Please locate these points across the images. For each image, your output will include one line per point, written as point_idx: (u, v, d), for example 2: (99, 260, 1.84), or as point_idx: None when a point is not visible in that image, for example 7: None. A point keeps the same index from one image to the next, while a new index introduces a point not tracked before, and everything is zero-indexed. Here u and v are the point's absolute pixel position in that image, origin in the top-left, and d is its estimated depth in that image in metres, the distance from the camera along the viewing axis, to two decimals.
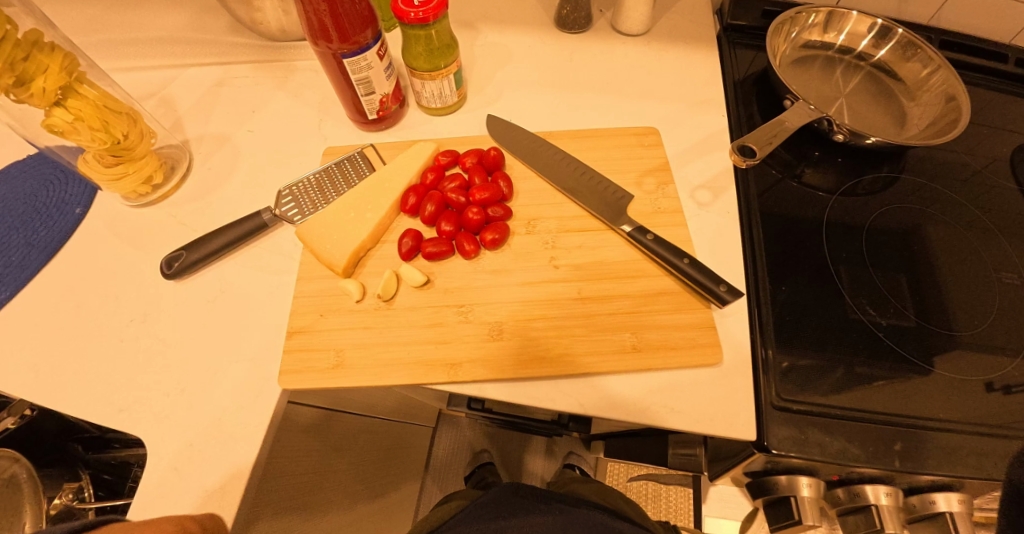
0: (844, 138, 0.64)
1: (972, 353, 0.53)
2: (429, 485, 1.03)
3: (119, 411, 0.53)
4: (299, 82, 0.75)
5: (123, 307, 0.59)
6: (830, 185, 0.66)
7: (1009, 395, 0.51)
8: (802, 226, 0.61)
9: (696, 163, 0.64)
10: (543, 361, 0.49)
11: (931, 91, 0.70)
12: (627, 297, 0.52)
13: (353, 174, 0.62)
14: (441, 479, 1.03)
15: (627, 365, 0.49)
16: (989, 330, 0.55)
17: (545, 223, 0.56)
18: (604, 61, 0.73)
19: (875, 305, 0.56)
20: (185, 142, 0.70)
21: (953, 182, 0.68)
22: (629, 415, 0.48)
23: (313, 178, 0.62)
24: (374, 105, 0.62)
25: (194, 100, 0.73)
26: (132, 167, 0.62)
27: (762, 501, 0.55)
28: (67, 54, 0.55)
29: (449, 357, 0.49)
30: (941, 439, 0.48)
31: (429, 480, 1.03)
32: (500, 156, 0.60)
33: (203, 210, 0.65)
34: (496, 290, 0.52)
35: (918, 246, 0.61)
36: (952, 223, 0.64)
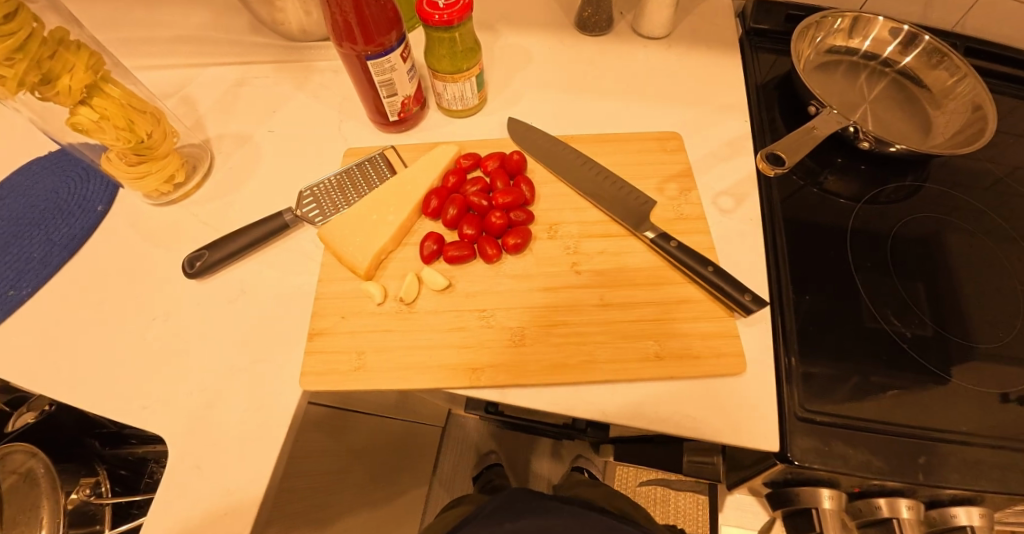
0: (869, 145, 0.63)
1: (997, 366, 0.53)
2: (437, 489, 0.97)
3: (141, 409, 0.53)
4: (318, 83, 0.75)
5: (146, 306, 0.59)
6: (854, 192, 0.65)
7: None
8: (824, 234, 0.60)
9: (718, 169, 0.63)
10: (564, 368, 0.49)
11: (957, 98, 0.69)
12: (649, 304, 0.52)
13: (374, 175, 0.61)
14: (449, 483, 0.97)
15: (650, 373, 0.49)
16: (1013, 342, 0.55)
17: (567, 228, 0.56)
18: (624, 64, 0.72)
19: (899, 315, 0.55)
20: (206, 141, 0.70)
21: (976, 191, 0.67)
22: (652, 423, 0.48)
23: (334, 179, 0.62)
24: (395, 107, 0.62)
25: (215, 99, 0.74)
26: (155, 165, 0.62)
27: (782, 512, 0.54)
28: (93, 53, 0.55)
29: (472, 362, 0.49)
30: (965, 452, 0.47)
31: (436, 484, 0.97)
32: (523, 160, 0.59)
33: (225, 209, 0.65)
34: (518, 295, 0.52)
35: (940, 255, 0.61)
36: (977, 232, 0.63)
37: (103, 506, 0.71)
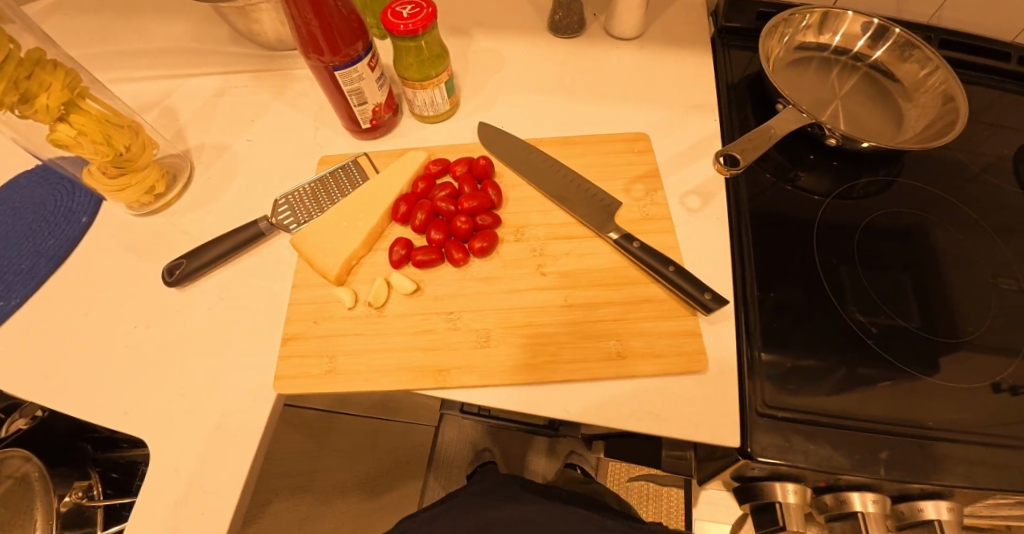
0: (837, 142, 0.63)
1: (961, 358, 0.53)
2: (431, 482, 0.95)
3: (124, 414, 0.55)
4: (295, 91, 0.76)
5: (129, 314, 0.61)
6: (825, 189, 0.65)
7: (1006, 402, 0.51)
8: (794, 230, 0.61)
9: (686, 169, 0.64)
10: (530, 368, 0.50)
11: (928, 91, 0.69)
12: (614, 304, 0.53)
13: (346, 182, 0.63)
14: (445, 478, 0.94)
15: (613, 372, 0.50)
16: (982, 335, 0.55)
17: (533, 230, 0.57)
18: (596, 65, 0.73)
19: (866, 312, 0.56)
20: (186, 151, 0.72)
21: (952, 185, 0.67)
22: (615, 421, 0.49)
23: (308, 186, 0.63)
24: (367, 114, 0.63)
25: (195, 110, 0.75)
26: (135, 177, 0.64)
27: (750, 505, 0.55)
28: (69, 71, 0.56)
29: (439, 364, 0.51)
30: (930, 447, 0.48)
31: (432, 477, 0.96)
32: (490, 164, 0.60)
33: (204, 218, 0.67)
34: (485, 297, 0.53)
35: (915, 252, 0.61)
36: (951, 227, 0.63)
37: (96, 508, 0.73)
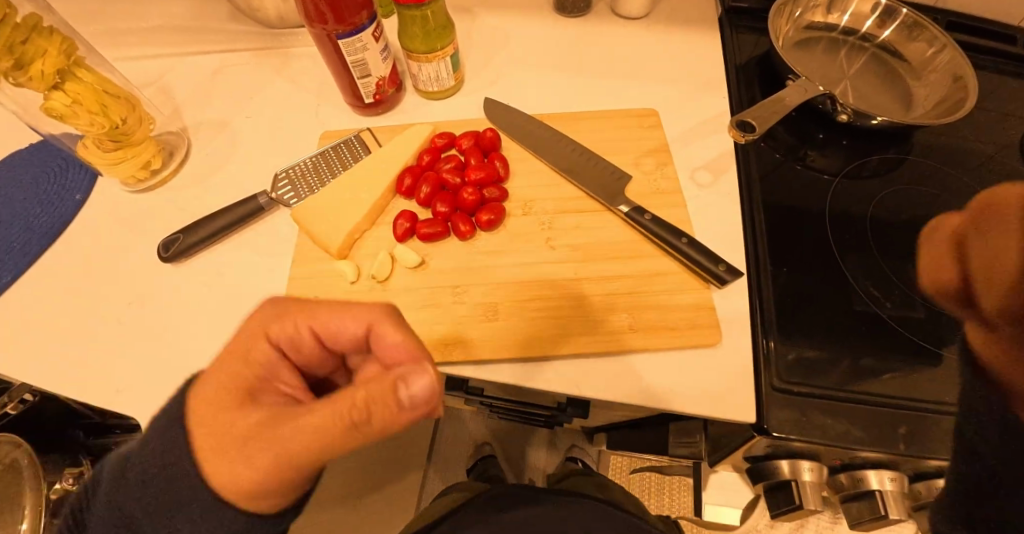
0: (848, 118, 0.62)
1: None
2: (431, 477, 0.94)
3: (117, 392, 0.53)
4: (296, 69, 0.75)
5: (123, 291, 0.59)
6: (836, 168, 0.65)
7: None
8: (805, 208, 0.60)
9: (695, 145, 0.63)
10: (538, 342, 0.48)
11: (938, 70, 0.68)
12: (625, 278, 0.52)
13: (349, 157, 0.61)
14: (445, 470, 0.95)
15: (624, 345, 0.48)
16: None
17: (541, 204, 0.56)
18: (602, 44, 0.72)
19: (881, 289, 0.54)
20: (184, 128, 0.70)
21: (962, 167, 0.66)
22: (627, 395, 0.47)
23: (309, 161, 0.61)
24: (370, 88, 0.62)
25: (193, 87, 0.74)
26: (131, 151, 0.62)
27: (763, 486, 0.54)
28: (66, 39, 0.55)
29: (445, 338, 0.49)
30: (951, 423, 0.46)
31: (431, 472, 0.94)
32: (496, 137, 0.59)
33: (201, 195, 0.65)
34: (492, 270, 0.52)
35: (928, 232, 0.60)
36: (962, 207, 0.62)
37: None
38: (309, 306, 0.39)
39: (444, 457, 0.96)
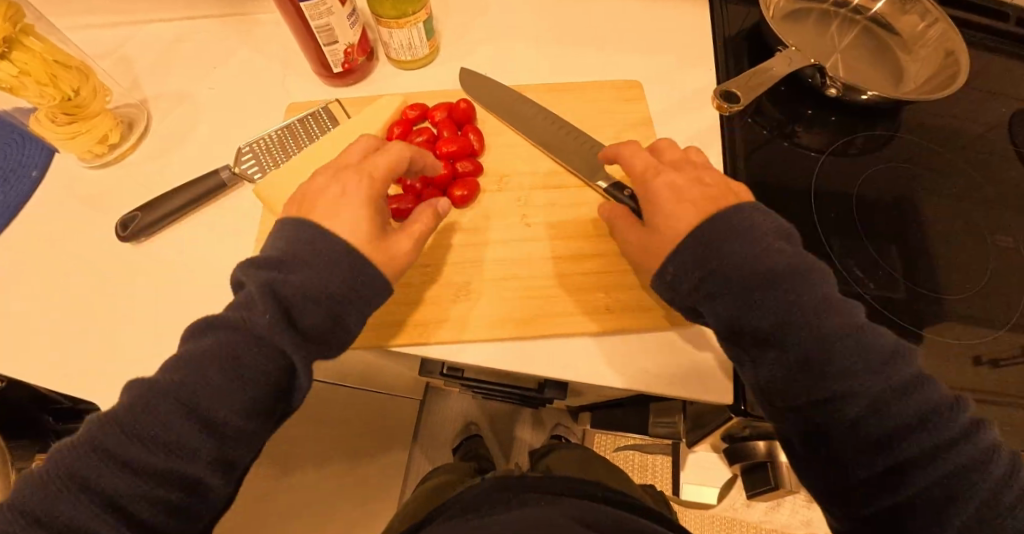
0: (838, 93, 0.61)
1: (954, 313, 0.52)
2: (418, 453, 0.96)
3: (75, 378, 0.50)
4: (263, 36, 0.71)
5: (81, 271, 0.56)
6: (823, 144, 0.63)
7: (994, 371, 0.48)
8: (790, 187, 0.58)
9: (679, 119, 0.61)
10: (511, 322, 0.47)
11: (930, 45, 0.66)
12: (603, 257, 0.50)
13: (315, 130, 0.58)
14: (431, 448, 0.97)
15: (599, 326, 0.47)
16: (982, 294, 0.53)
17: (517, 179, 0.54)
18: (585, 12, 0.69)
19: (863, 267, 0.53)
20: (144, 101, 0.67)
21: (950, 145, 0.65)
22: (604, 378, 0.46)
23: (275, 134, 0.58)
24: (338, 56, 0.58)
25: (155, 58, 0.70)
26: (85, 125, 0.59)
27: (740, 468, 0.54)
28: (12, 4, 0.51)
29: (416, 319, 0.47)
30: None
31: (418, 449, 0.96)
32: (471, 108, 0.56)
33: (163, 170, 0.62)
34: (465, 249, 0.50)
35: (914, 213, 0.59)
36: (946, 186, 0.61)
37: None
38: (356, 166, 0.46)
39: (430, 434, 0.97)
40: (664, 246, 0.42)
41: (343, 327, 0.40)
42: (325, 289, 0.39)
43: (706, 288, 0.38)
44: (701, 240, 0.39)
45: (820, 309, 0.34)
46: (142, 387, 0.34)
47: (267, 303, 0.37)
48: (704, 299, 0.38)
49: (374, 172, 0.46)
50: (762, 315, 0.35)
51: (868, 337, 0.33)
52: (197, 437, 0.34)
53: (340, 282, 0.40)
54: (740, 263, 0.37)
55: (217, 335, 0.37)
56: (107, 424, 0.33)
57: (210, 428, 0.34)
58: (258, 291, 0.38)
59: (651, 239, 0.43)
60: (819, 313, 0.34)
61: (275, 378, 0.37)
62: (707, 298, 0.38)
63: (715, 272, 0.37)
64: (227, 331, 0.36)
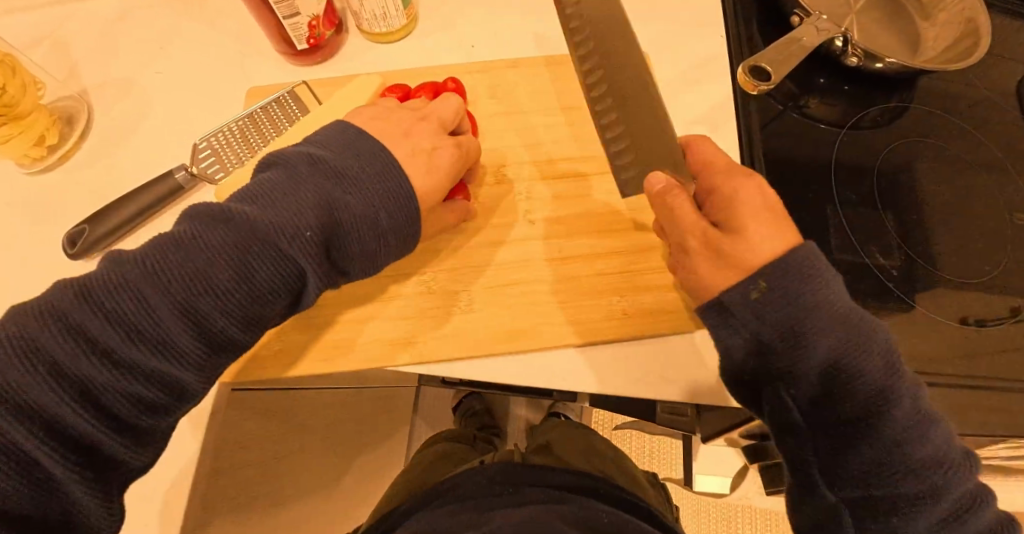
0: (857, 61, 0.55)
1: (973, 299, 0.49)
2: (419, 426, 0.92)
3: None
4: (214, 8, 0.62)
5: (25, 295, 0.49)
6: (837, 119, 0.57)
7: (982, 329, 0.47)
8: (807, 166, 0.54)
9: (688, 94, 0.56)
10: (516, 333, 0.43)
11: (949, 9, 0.60)
12: (616, 255, 0.45)
13: (282, 118, 0.51)
14: (433, 419, 0.94)
15: (614, 334, 0.43)
16: (1002, 276, 0.50)
17: (516, 170, 0.49)
18: None
19: (886, 251, 0.50)
20: (83, 91, 0.58)
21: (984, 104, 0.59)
22: (621, 390, 0.42)
23: (236, 126, 0.51)
24: (301, 31, 0.51)
25: (90, 39, 0.61)
26: (17, 126, 0.50)
27: (758, 464, 0.52)
28: None
29: (412, 335, 0.43)
30: (946, 396, 0.44)
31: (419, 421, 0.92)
32: (460, 89, 0.49)
33: (110, 172, 0.54)
34: (463, 253, 0.46)
35: (942, 184, 0.54)
36: (975, 153, 0.57)
37: None
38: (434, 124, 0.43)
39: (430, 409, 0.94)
40: (747, 262, 0.33)
41: (372, 258, 0.38)
42: (374, 219, 0.36)
43: (796, 327, 0.30)
44: (793, 274, 0.30)
45: (833, 320, 0.30)
46: (145, 269, 0.31)
47: (311, 215, 0.34)
48: (781, 338, 0.30)
49: (411, 127, 0.42)
50: (850, 368, 0.30)
51: (881, 361, 0.30)
52: (190, 340, 0.32)
53: (388, 220, 0.37)
54: (831, 306, 0.30)
55: (233, 230, 0.33)
56: (82, 299, 0.30)
57: (201, 333, 0.32)
58: (312, 203, 0.34)
59: (723, 242, 0.34)
60: (829, 325, 0.30)
61: (283, 297, 0.35)
62: (792, 341, 0.30)
63: (815, 313, 0.30)
64: (242, 231, 0.33)
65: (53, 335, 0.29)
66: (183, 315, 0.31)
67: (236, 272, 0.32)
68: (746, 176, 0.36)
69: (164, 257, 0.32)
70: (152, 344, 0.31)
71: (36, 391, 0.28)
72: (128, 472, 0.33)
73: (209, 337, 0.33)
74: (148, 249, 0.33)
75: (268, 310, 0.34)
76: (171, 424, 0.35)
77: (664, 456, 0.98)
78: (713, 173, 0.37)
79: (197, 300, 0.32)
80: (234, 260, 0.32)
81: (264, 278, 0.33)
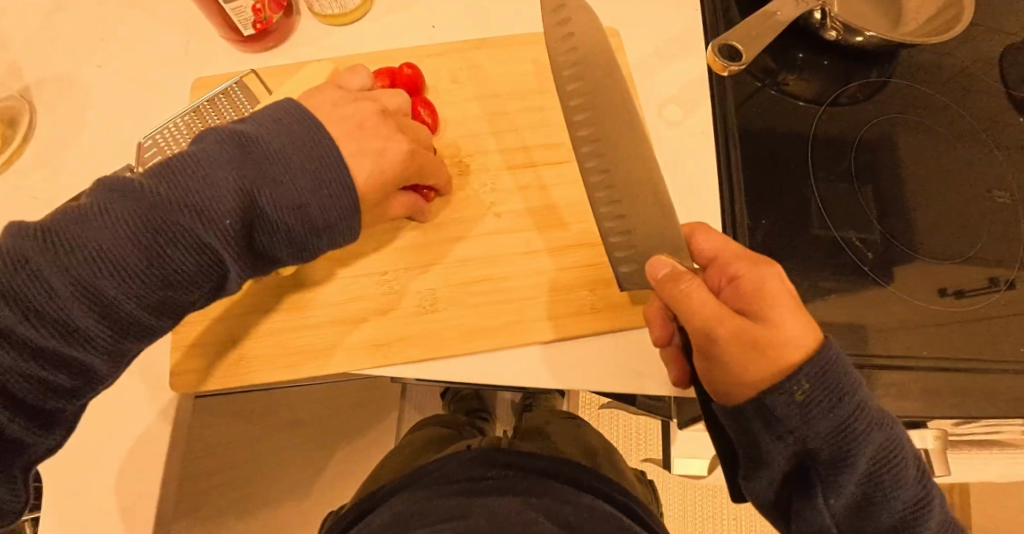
0: (837, 35, 0.53)
1: (947, 278, 0.48)
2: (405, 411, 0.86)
3: None
4: None
5: None
6: (817, 93, 0.55)
7: (961, 299, 0.47)
8: (783, 147, 0.52)
9: (661, 74, 0.54)
10: (483, 332, 0.41)
11: None
12: (585, 247, 0.44)
13: (231, 111, 0.48)
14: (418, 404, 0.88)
15: (585, 329, 0.42)
16: (975, 259, 0.49)
17: (481, 160, 0.47)
18: None
19: (861, 232, 0.49)
20: (20, 89, 0.54)
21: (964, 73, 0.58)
22: (593, 386, 0.41)
23: (181, 121, 0.48)
24: (245, 17, 0.47)
25: (24, 30, 0.56)
26: None
27: None
28: None
29: (377, 338, 0.42)
30: (920, 378, 0.43)
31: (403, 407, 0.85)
32: (417, 75, 0.47)
33: (53, 175, 0.51)
34: (428, 250, 0.44)
35: (921, 161, 0.53)
36: (955, 125, 0.55)
37: None
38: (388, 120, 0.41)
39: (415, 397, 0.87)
40: (785, 355, 0.30)
41: (307, 250, 0.36)
42: (303, 208, 0.34)
43: (840, 437, 0.29)
44: (832, 383, 0.29)
45: (869, 426, 0.29)
46: (48, 246, 0.29)
47: (231, 199, 0.32)
48: (828, 448, 0.29)
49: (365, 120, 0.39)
50: (894, 475, 0.30)
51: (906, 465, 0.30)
52: (95, 321, 0.30)
53: (319, 210, 0.34)
54: (866, 409, 0.30)
55: (149, 205, 0.31)
56: None
57: (108, 316, 0.30)
58: (229, 184, 0.32)
59: (760, 333, 0.30)
60: (863, 430, 0.29)
61: (198, 283, 0.32)
62: (837, 447, 0.29)
63: (857, 418, 0.29)
64: (157, 207, 0.31)
65: None
66: (85, 296, 0.29)
67: (145, 249, 0.30)
68: (765, 265, 0.33)
69: (73, 230, 0.30)
70: (52, 323, 0.29)
71: None
72: (28, 458, 0.31)
73: (116, 321, 0.31)
74: (57, 221, 0.31)
75: (182, 296, 0.32)
76: (81, 409, 0.33)
77: (649, 435, 0.98)
78: (731, 262, 0.35)
79: (103, 284, 0.30)
80: (149, 243, 0.30)
81: (175, 257, 0.31)
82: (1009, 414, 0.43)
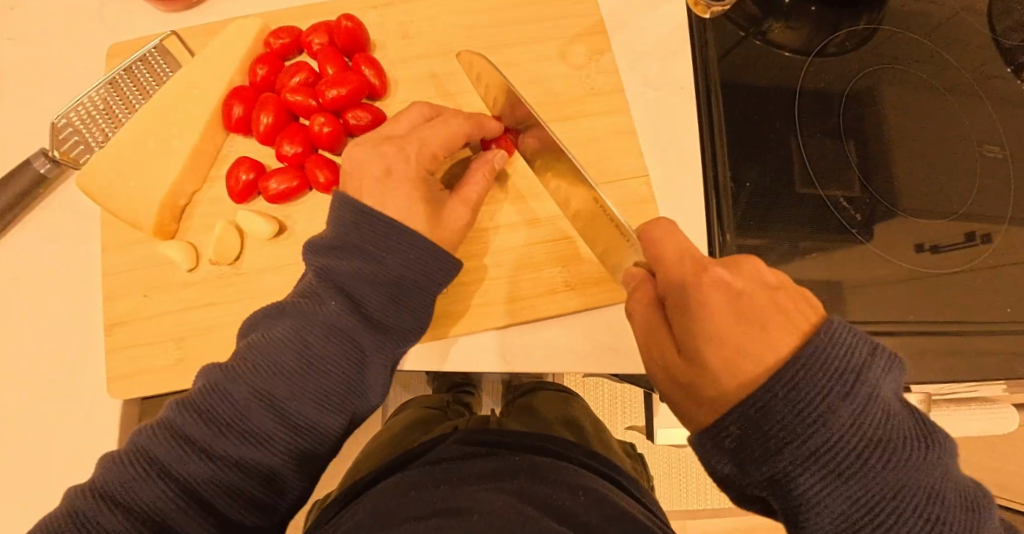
0: None
1: (934, 233, 0.46)
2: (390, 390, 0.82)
3: None
4: None
5: None
6: (800, 44, 0.50)
7: (936, 254, 0.45)
8: (767, 100, 0.48)
9: (633, 24, 0.49)
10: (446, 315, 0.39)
11: None
12: (553, 219, 0.41)
13: (152, 80, 0.43)
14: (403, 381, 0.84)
15: (554, 307, 0.39)
16: (964, 215, 0.46)
17: None
18: None
19: (847, 190, 0.46)
20: None
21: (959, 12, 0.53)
22: (564, 366, 0.39)
23: (96, 95, 0.42)
24: None
25: None
26: None
27: None
28: None
29: None
30: (903, 340, 0.42)
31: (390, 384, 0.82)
32: (358, 27, 0.41)
33: None
34: None
35: (912, 110, 0.49)
36: (947, 71, 0.51)
37: None
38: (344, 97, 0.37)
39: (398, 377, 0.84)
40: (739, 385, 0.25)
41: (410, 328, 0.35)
42: (395, 284, 0.34)
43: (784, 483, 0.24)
44: (785, 412, 0.23)
45: (859, 423, 0.23)
46: (228, 372, 0.30)
47: (331, 301, 0.33)
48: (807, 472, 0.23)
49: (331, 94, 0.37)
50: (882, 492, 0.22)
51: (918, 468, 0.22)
52: (282, 429, 0.29)
53: (406, 277, 0.34)
54: (835, 452, 0.23)
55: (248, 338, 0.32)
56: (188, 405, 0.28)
57: (295, 425, 0.29)
58: (328, 287, 0.33)
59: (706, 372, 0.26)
60: (854, 431, 0.23)
61: (338, 381, 0.31)
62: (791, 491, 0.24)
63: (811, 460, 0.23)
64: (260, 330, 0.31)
65: (181, 434, 0.27)
66: (270, 406, 0.29)
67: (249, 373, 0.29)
68: (709, 273, 0.27)
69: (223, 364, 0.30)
70: (250, 439, 0.28)
71: (160, 487, 0.26)
72: None
73: (301, 430, 0.29)
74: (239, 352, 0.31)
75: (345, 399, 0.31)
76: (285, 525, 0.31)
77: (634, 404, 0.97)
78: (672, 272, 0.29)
79: (233, 404, 0.28)
80: (274, 352, 0.30)
81: (277, 372, 0.30)
82: (991, 373, 0.42)
